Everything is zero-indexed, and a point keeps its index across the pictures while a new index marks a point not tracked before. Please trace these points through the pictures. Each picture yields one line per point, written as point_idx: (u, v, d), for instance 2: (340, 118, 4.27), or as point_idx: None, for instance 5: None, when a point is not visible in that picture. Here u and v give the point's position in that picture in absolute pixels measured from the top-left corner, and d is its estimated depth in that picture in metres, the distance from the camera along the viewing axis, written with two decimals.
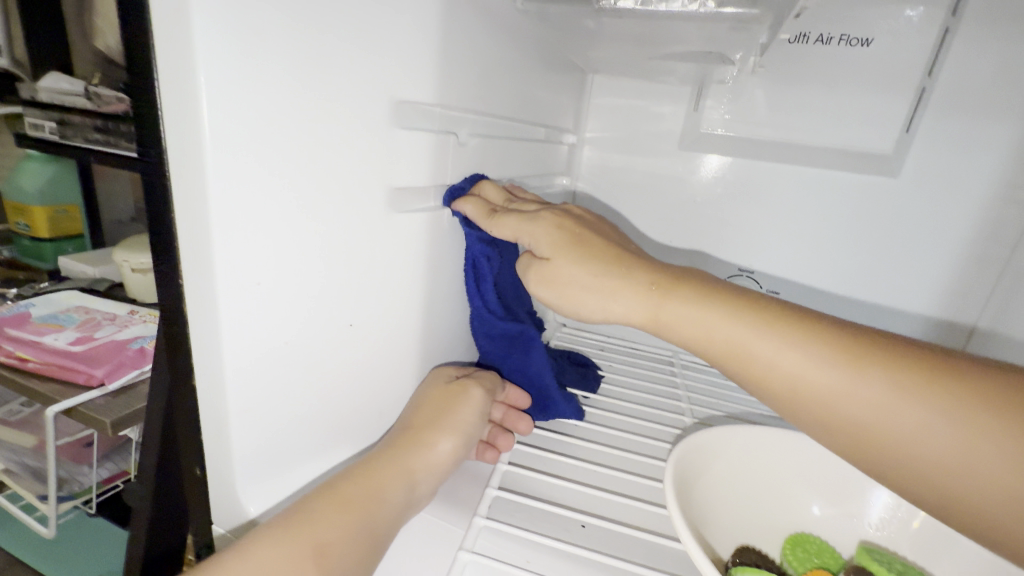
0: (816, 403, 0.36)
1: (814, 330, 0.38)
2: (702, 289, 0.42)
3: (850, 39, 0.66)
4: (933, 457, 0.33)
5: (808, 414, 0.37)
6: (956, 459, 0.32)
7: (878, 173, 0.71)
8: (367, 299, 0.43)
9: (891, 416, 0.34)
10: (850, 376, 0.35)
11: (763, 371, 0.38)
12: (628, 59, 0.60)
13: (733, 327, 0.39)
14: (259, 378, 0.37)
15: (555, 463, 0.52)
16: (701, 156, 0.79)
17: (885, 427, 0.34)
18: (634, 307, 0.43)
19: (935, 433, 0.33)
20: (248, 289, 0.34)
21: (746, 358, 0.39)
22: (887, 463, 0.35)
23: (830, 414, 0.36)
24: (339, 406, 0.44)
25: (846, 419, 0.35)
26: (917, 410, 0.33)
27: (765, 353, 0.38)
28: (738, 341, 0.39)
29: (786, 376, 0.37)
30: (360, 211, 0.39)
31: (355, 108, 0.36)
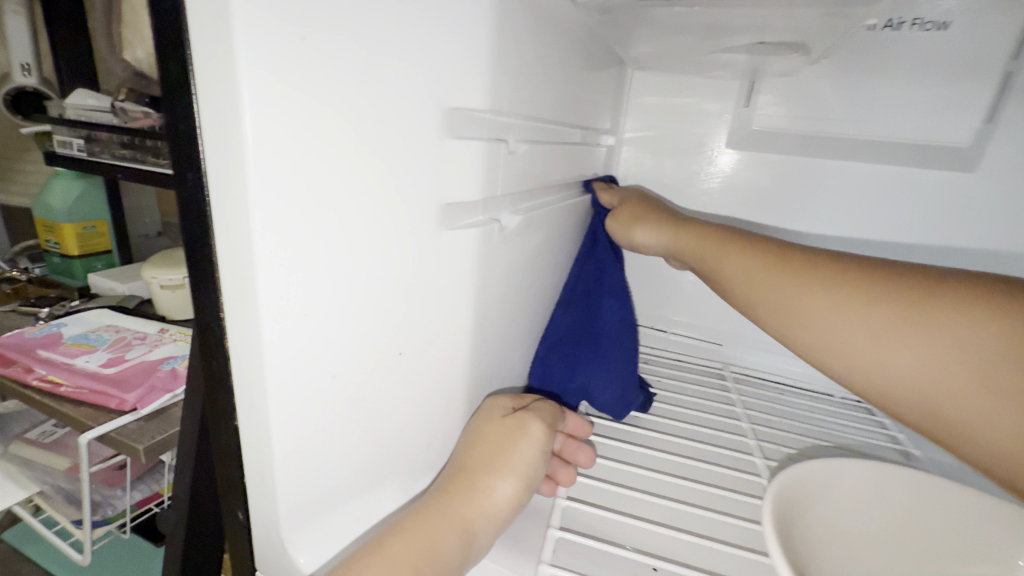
0: (764, 290, 0.52)
1: (789, 256, 0.53)
2: (709, 231, 0.61)
3: (925, 23, 0.61)
4: (853, 336, 0.45)
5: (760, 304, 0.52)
6: (865, 337, 0.44)
7: (953, 168, 0.65)
8: (415, 325, 0.39)
9: (824, 310, 0.47)
10: (795, 278, 0.50)
11: (730, 278, 0.55)
12: (681, 53, 0.56)
13: (717, 252, 0.58)
14: (308, 415, 0.34)
15: (617, 496, 0.48)
16: (720, 156, 0.76)
17: (807, 308, 0.48)
18: (660, 240, 0.65)
19: (851, 316, 0.45)
20: (295, 322, 0.31)
21: (728, 268, 0.56)
22: (819, 344, 0.47)
23: (773, 304, 0.51)
24: (388, 439, 0.40)
25: (787, 306, 0.49)
26: (840, 299, 0.47)
27: (733, 265, 0.56)
28: (718, 261, 0.58)
29: (741, 280, 0.54)
30: (409, 230, 0.36)
31: (406, 118, 0.33)
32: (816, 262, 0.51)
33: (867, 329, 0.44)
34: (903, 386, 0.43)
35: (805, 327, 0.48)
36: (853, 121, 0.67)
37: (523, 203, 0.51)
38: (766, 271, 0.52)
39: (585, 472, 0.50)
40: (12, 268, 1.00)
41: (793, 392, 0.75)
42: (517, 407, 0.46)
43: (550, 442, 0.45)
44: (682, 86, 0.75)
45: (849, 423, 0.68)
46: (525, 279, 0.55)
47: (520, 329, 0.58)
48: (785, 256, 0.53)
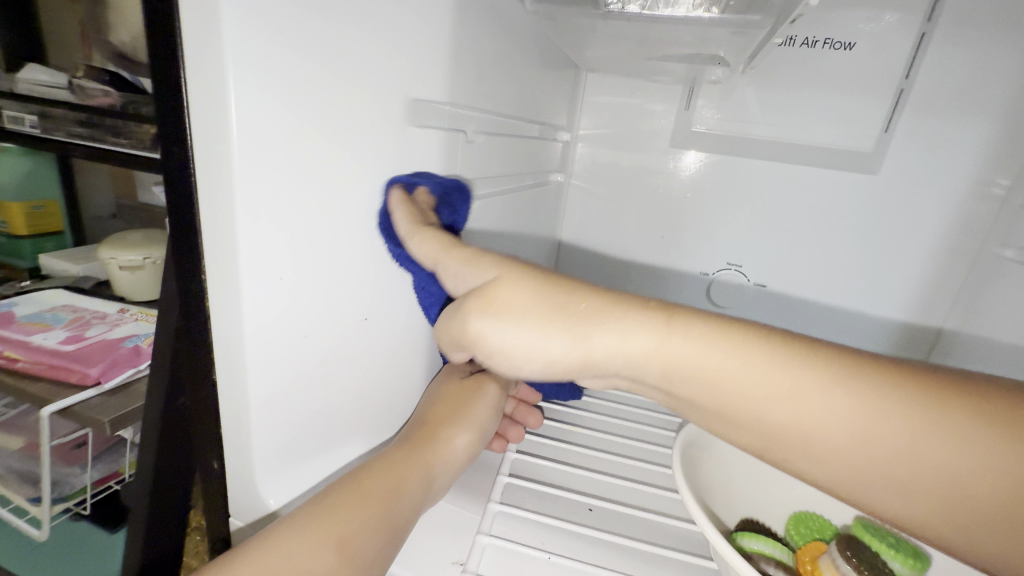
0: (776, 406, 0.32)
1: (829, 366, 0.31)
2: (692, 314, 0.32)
3: (834, 42, 0.70)
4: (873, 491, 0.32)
5: (756, 424, 0.33)
6: (889, 498, 0.31)
7: (860, 170, 0.74)
8: (378, 293, 0.43)
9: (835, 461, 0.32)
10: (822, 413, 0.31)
11: (720, 382, 0.32)
12: (625, 58, 0.62)
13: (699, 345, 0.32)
14: (280, 370, 0.38)
15: (562, 451, 0.54)
16: (686, 155, 0.82)
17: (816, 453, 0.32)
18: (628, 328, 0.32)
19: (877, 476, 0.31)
20: (271, 284, 0.35)
21: (734, 377, 0.32)
22: (836, 463, 0.31)
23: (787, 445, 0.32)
24: (353, 399, 0.44)
25: (798, 423, 0.31)
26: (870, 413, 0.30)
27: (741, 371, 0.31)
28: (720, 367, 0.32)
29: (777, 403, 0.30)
30: (375, 208, 0.40)
31: (374, 105, 0.37)
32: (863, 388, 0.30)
33: (933, 462, 0.29)
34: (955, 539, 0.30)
35: (819, 450, 0.31)
36: (777, 126, 0.75)
37: (481, 190, 0.56)
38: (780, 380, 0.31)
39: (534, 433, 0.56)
40: None
41: None
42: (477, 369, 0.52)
43: (503, 401, 0.50)
44: (631, 88, 0.82)
45: None
46: None
47: None
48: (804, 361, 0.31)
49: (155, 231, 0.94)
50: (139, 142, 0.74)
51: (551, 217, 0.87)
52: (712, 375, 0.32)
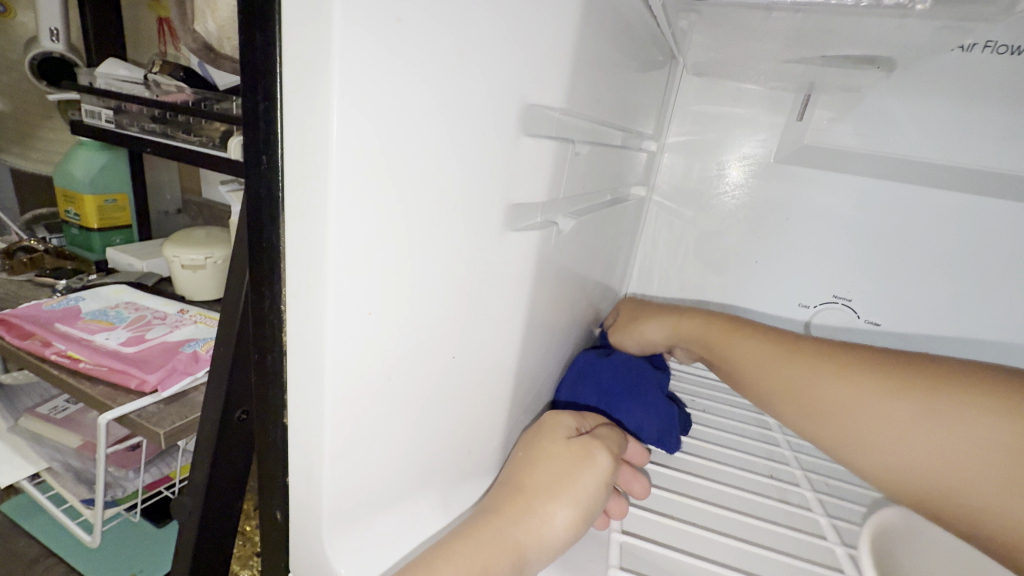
0: (766, 373, 0.54)
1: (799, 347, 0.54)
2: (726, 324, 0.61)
3: (997, 46, 0.59)
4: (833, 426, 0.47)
5: (806, 404, 0.50)
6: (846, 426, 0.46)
7: (1012, 198, 0.63)
8: (468, 328, 0.38)
9: (805, 399, 0.50)
10: (789, 369, 0.52)
11: (775, 378, 0.53)
12: (744, 60, 0.54)
13: (729, 337, 0.60)
14: (361, 420, 0.32)
15: (672, 531, 0.46)
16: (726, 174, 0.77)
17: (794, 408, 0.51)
18: (689, 326, 0.65)
19: (829, 404, 0.48)
20: (359, 320, 0.29)
21: (744, 359, 0.57)
22: (879, 444, 0.44)
23: (778, 394, 0.52)
24: (430, 445, 0.39)
25: (798, 392, 0.50)
26: (835, 381, 0.48)
27: (750, 354, 0.57)
28: (740, 349, 0.58)
29: (768, 370, 0.54)
30: (476, 230, 0.34)
31: (488, 113, 0.31)
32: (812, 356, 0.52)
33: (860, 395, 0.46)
34: (974, 496, 0.40)
35: (818, 414, 0.48)
36: (909, 142, 0.65)
37: (576, 206, 0.49)
38: (767, 355, 0.55)
39: (637, 504, 0.48)
40: (30, 237, 0.98)
41: None
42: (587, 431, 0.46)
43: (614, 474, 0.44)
44: (732, 95, 0.73)
45: None
46: (569, 284, 0.53)
47: (558, 334, 0.56)
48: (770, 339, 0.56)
49: (217, 230, 0.93)
50: (208, 141, 0.73)
51: (631, 232, 0.80)
52: (771, 374, 0.53)
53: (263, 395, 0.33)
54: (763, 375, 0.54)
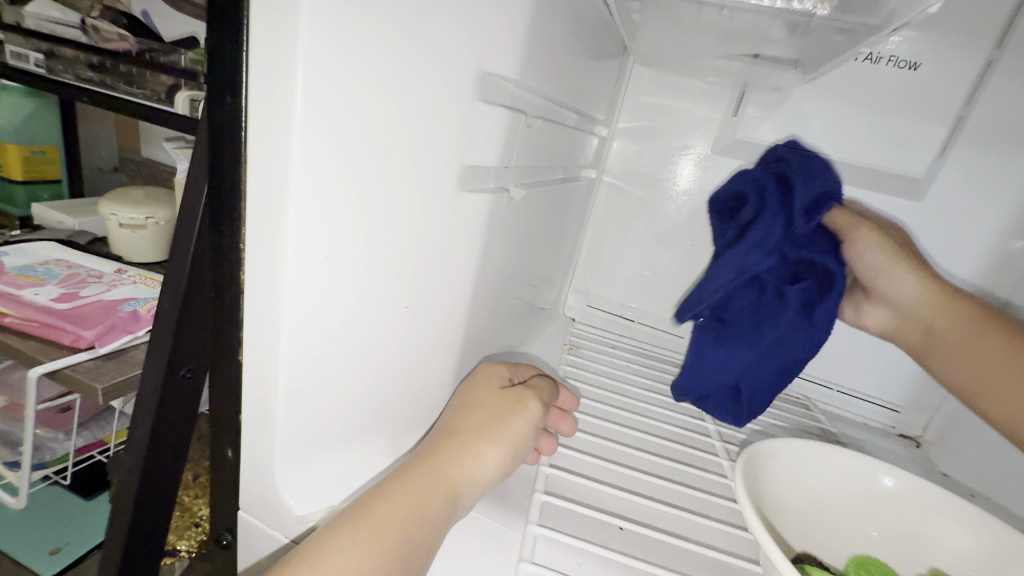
0: (960, 331, 0.56)
1: (967, 307, 0.56)
2: (963, 297, 0.57)
3: (898, 61, 0.67)
4: (1005, 381, 0.52)
5: (994, 374, 0.53)
6: (1017, 381, 0.51)
7: (906, 196, 0.72)
8: (421, 281, 0.40)
9: (1001, 358, 0.52)
10: (994, 338, 0.53)
11: (989, 360, 0.53)
12: (686, 53, 0.59)
13: (951, 310, 0.57)
14: (317, 359, 0.34)
15: (593, 467, 0.51)
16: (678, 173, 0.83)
17: (989, 366, 0.53)
18: (923, 296, 0.59)
19: (1013, 364, 0.51)
20: (317, 264, 0.31)
21: (959, 334, 0.56)
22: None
23: (976, 352, 0.54)
24: (383, 392, 0.41)
25: (970, 348, 0.55)
26: (1008, 350, 0.52)
27: (977, 337, 0.55)
28: (953, 316, 0.57)
29: (968, 341, 0.55)
30: (432, 188, 0.37)
31: (446, 76, 0.33)
32: (991, 318, 0.55)
33: (1015, 365, 0.51)
34: None
35: (990, 374, 0.53)
36: (825, 142, 0.73)
37: (527, 177, 0.52)
38: (976, 320, 0.55)
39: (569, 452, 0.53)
40: None
41: None
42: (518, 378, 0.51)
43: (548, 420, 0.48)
44: (677, 88, 0.79)
45: (788, 417, 0.75)
46: (513, 253, 0.57)
47: (505, 301, 0.60)
48: (956, 295, 0.58)
49: (158, 189, 0.89)
50: (150, 95, 0.70)
51: (579, 213, 0.85)
52: (978, 351, 0.54)
53: (218, 337, 0.34)
54: (961, 335, 0.56)
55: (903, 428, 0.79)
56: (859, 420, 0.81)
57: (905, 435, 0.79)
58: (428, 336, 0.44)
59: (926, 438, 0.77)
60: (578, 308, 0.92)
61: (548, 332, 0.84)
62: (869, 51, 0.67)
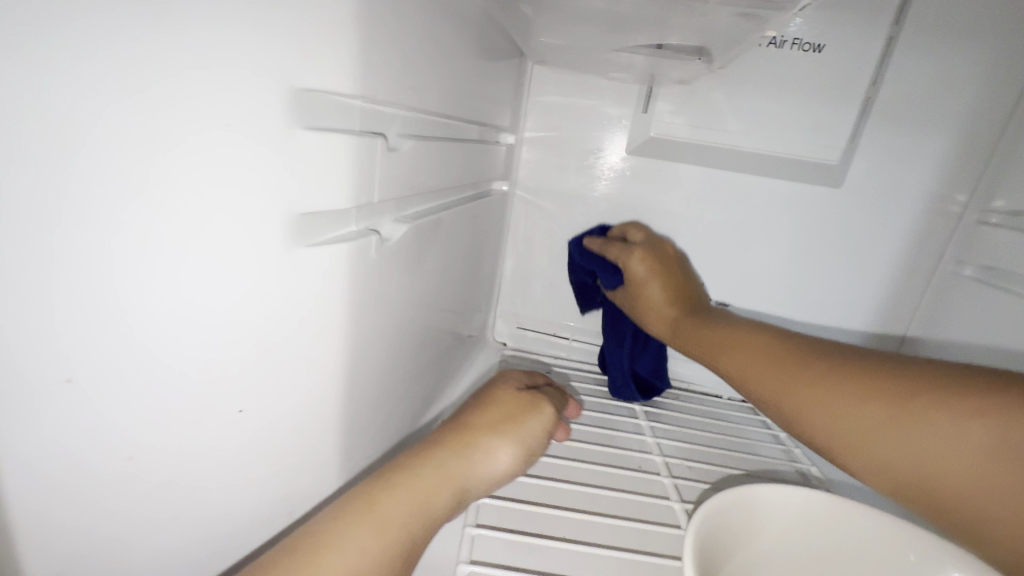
0: (802, 386, 0.48)
1: (798, 356, 0.51)
2: (774, 347, 0.53)
3: (802, 44, 0.64)
4: (868, 436, 0.43)
5: (855, 437, 0.44)
6: (877, 432, 0.43)
7: (825, 183, 0.71)
8: (262, 372, 0.30)
9: (849, 407, 0.45)
10: (837, 393, 0.46)
11: (832, 416, 0.45)
12: (584, 49, 0.53)
13: (778, 364, 0.51)
14: (88, 520, 0.24)
15: (527, 548, 0.43)
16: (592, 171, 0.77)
17: (840, 422, 0.45)
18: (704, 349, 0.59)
19: (862, 414, 0.44)
20: (49, 392, 0.21)
21: (816, 413, 0.46)
22: (924, 461, 0.41)
23: (824, 414, 0.46)
24: (223, 519, 0.31)
25: (813, 403, 0.47)
26: (848, 397, 0.45)
27: (827, 402, 0.46)
28: (785, 377, 0.50)
29: (829, 415, 0.45)
30: (248, 253, 0.27)
31: (236, 101, 0.24)
32: (814, 369, 0.49)
33: (862, 416, 0.44)
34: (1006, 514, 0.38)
35: (850, 445, 0.44)
36: (740, 133, 0.69)
37: (410, 208, 0.43)
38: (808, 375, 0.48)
39: (496, 531, 0.44)
40: None
41: (688, 398, 0.76)
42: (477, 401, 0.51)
43: (523, 462, 0.47)
44: (583, 87, 0.73)
45: (737, 427, 0.70)
46: (409, 296, 0.48)
47: (407, 352, 0.51)
48: (783, 347, 0.53)
49: None
50: None
51: (495, 230, 0.77)
52: (827, 416, 0.46)
53: None
54: (795, 398, 0.48)
55: None
56: None
57: None
58: (288, 434, 0.34)
59: None
60: (509, 332, 0.84)
61: (476, 366, 0.76)
62: (770, 35, 0.63)
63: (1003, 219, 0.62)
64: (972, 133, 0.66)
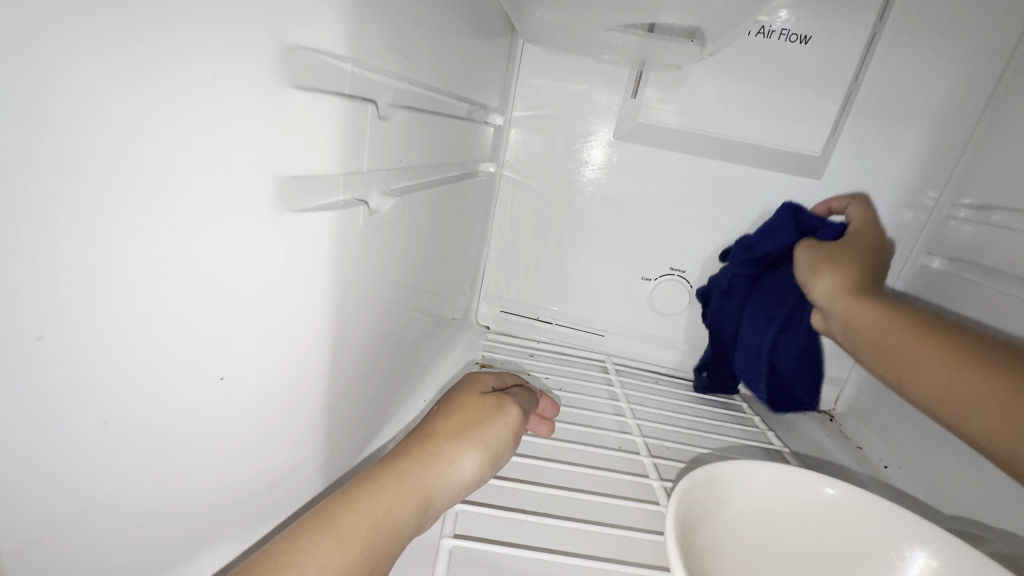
0: (895, 333, 0.50)
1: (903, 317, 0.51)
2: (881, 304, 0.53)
3: (789, 35, 0.65)
4: (945, 390, 0.44)
5: (938, 392, 0.45)
6: (956, 389, 0.43)
7: (805, 174, 0.72)
8: (244, 338, 0.29)
9: (927, 369, 0.46)
10: (923, 349, 0.47)
11: (919, 376, 0.47)
12: (577, 27, 0.52)
13: (878, 315, 0.52)
14: (59, 486, 0.23)
15: (511, 524, 0.43)
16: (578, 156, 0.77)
17: (925, 384, 0.46)
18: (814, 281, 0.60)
19: (943, 375, 0.45)
20: (20, 350, 0.20)
21: (910, 351, 0.48)
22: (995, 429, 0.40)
23: (910, 354, 0.48)
24: (202, 492, 0.30)
25: (900, 344, 0.49)
26: (936, 366, 0.46)
27: (914, 356, 0.48)
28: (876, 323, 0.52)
29: (918, 356, 0.47)
30: (234, 217, 0.26)
31: (222, 50, 0.23)
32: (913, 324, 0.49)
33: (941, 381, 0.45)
34: None
35: (921, 367, 0.47)
36: (726, 122, 0.69)
37: (398, 182, 0.43)
38: (898, 335, 0.50)
39: (479, 508, 0.44)
40: None
41: (667, 383, 0.78)
42: (441, 407, 0.46)
43: (489, 467, 0.43)
44: (573, 69, 0.73)
45: (714, 411, 0.72)
46: (395, 272, 0.47)
47: (391, 330, 0.50)
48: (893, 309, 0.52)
49: None
50: None
51: (480, 212, 0.76)
52: (907, 352, 0.48)
53: None
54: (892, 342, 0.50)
55: (817, 403, 0.81)
56: (777, 401, 0.81)
57: (820, 409, 0.80)
58: (271, 404, 0.33)
59: (838, 411, 0.79)
60: (492, 315, 0.84)
61: (459, 348, 0.76)
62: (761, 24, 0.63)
63: (970, 213, 0.65)
64: (945, 129, 0.68)
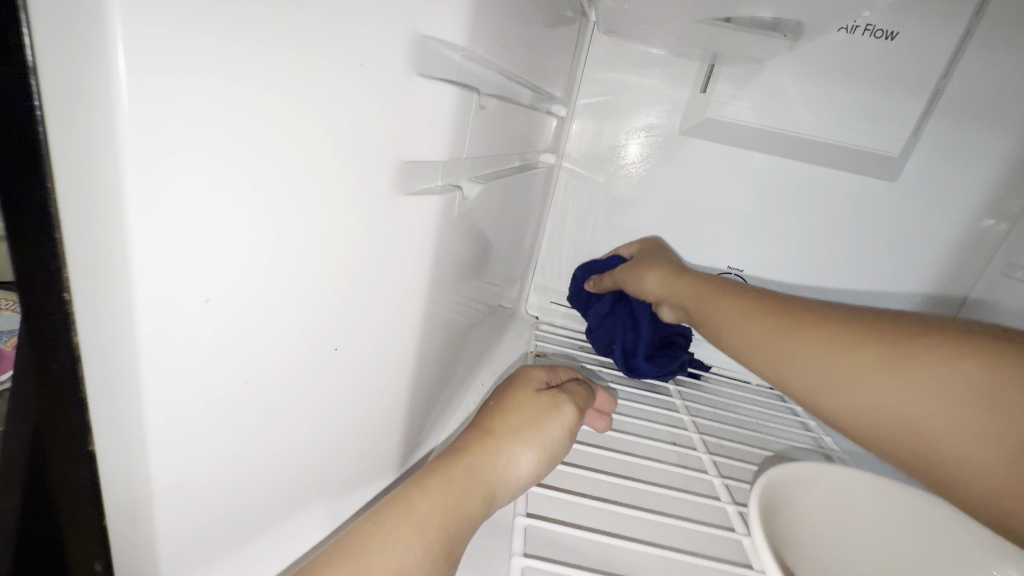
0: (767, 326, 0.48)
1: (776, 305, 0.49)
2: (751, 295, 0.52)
3: (875, 31, 0.63)
4: (823, 379, 0.43)
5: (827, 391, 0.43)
6: (830, 379, 0.43)
7: (878, 175, 0.70)
8: (352, 315, 0.30)
9: (805, 365, 0.44)
10: (800, 341, 0.45)
11: (791, 375, 0.45)
12: (659, 19, 0.52)
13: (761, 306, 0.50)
14: (207, 436, 0.25)
15: (578, 509, 0.44)
16: (635, 152, 0.76)
17: (802, 379, 0.45)
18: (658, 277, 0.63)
19: (821, 363, 0.43)
20: (191, 310, 0.21)
21: (790, 365, 0.45)
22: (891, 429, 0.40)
23: (781, 348, 0.46)
24: (306, 455, 0.32)
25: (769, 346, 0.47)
26: (809, 353, 0.44)
27: (800, 364, 0.45)
28: (741, 312, 0.51)
29: (801, 367, 0.45)
30: (359, 198, 0.27)
31: (367, 37, 0.24)
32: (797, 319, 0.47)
33: (815, 371, 0.44)
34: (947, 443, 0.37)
35: (791, 368, 0.45)
36: (799, 119, 0.68)
37: (481, 171, 0.44)
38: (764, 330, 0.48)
39: (546, 490, 0.45)
40: None
41: (718, 383, 0.77)
42: (497, 401, 0.47)
43: (546, 464, 0.44)
44: (641, 62, 0.72)
45: (768, 413, 0.71)
46: (469, 259, 0.49)
47: (460, 313, 0.51)
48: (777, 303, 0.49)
49: None
50: None
51: (538, 202, 0.77)
52: (783, 369, 0.46)
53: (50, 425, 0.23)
54: (759, 336, 0.48)
55: None
56: None
57: None
58: (367, 378, 0.34)
59: None
60: (541, 305, 0.85)
61: (510, 336, 0.77)
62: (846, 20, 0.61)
63: None
64: None
